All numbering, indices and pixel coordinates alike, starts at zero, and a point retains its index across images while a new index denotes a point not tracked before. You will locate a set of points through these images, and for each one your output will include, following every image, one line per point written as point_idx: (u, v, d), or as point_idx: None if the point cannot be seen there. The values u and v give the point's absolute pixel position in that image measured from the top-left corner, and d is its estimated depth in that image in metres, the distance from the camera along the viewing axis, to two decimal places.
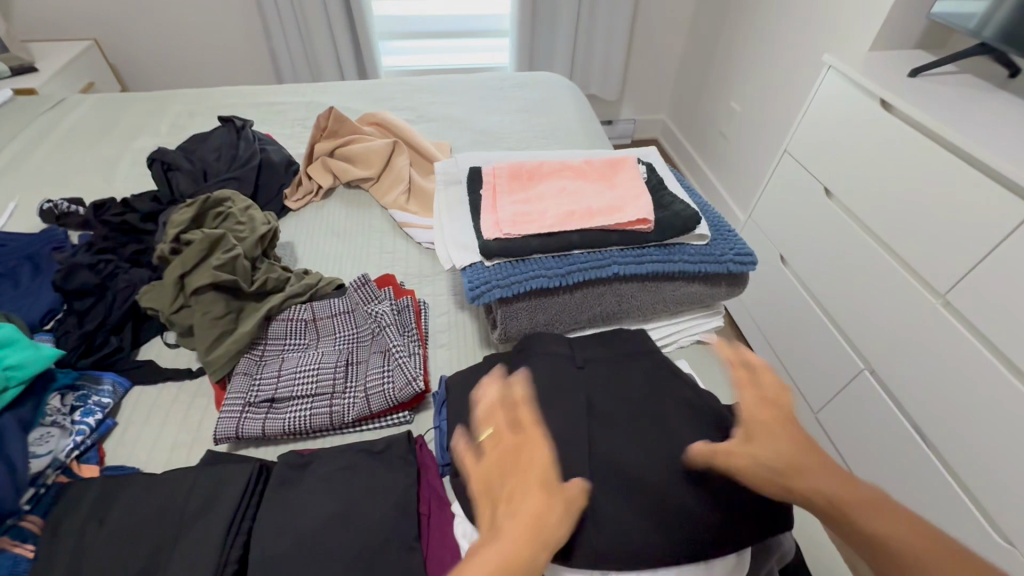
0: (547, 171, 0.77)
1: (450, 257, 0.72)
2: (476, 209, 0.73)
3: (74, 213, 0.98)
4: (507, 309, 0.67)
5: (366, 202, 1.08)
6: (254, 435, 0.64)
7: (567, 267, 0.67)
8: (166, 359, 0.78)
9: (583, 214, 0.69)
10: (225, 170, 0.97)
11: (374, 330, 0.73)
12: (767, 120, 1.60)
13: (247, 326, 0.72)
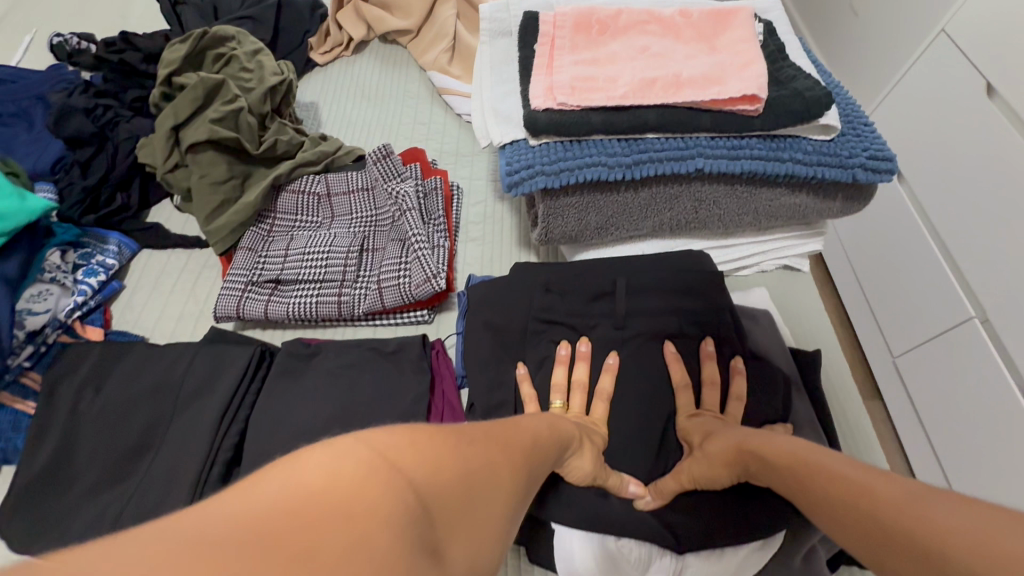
0: (626, 24, 0.57)
1: (489, 131, 0.57)
2: (526, 71, 0.57)
3: (84, 51, 0.88)
4: (553, 204, 0.54)
5: (403, 61, 0.91)
6: (256, 317, 0.58)
7: (636, 154, 0.51)
8: (178, 224, 0.71)
9: (667, 84, 0.51)
10: (240, 8, 0.82)
11: (394, 213, 0.62)
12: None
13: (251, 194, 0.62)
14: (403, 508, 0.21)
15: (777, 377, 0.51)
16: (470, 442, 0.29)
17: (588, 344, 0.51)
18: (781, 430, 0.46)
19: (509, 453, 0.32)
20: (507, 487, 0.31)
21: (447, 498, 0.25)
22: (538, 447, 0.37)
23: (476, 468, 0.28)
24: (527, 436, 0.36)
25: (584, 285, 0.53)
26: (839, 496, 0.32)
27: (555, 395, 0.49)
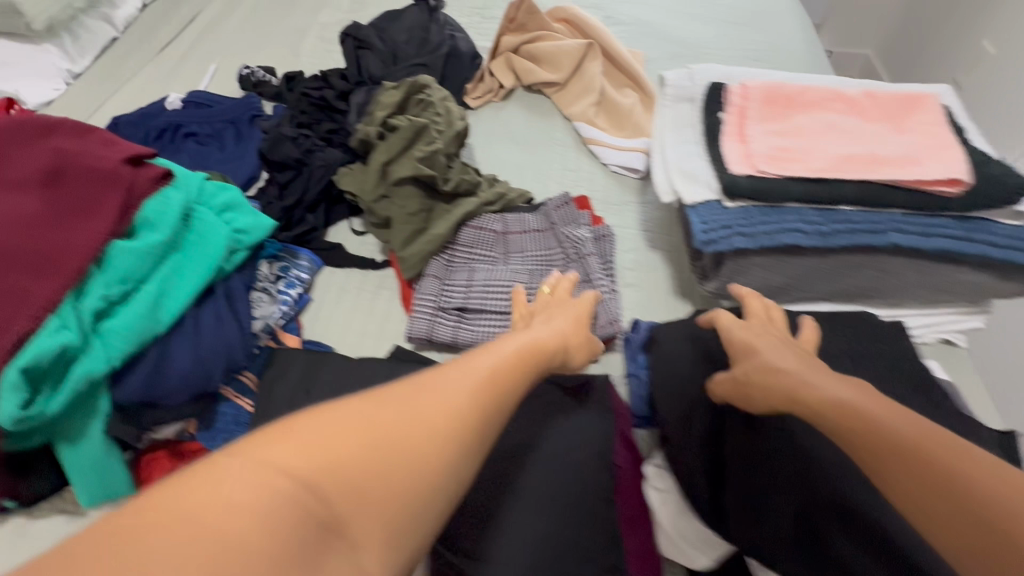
0: (811, 100, 0.61)
1: (677, 189, 0.61)
2: (715, 137, 0.61)
3: (267, 84, 0.99)
4: (742, 262, 0.57)
5: (547, 110, 0.98)
6: (445, 342, 0.63)
7: (833, 224, 0.55)
8: (355, 245, 0.78)
9: (865, 161, 0.55)
10: (415, 55, 0.91)
11: (571, 257, 0.67)
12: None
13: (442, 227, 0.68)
14: (279, 496, 0.26)
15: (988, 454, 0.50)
16: (405, 453, 0.30)
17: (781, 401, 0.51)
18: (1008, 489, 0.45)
19: (397, 401, 0.33)
20: (435, 461, 0.31)
21: (331, 462, 0.28)
22: (489, 409, 0.36)
23: (326, 414, 0.30)
24: (454, 393, 0.34)
25: None
26: (931, 477, 0.35)
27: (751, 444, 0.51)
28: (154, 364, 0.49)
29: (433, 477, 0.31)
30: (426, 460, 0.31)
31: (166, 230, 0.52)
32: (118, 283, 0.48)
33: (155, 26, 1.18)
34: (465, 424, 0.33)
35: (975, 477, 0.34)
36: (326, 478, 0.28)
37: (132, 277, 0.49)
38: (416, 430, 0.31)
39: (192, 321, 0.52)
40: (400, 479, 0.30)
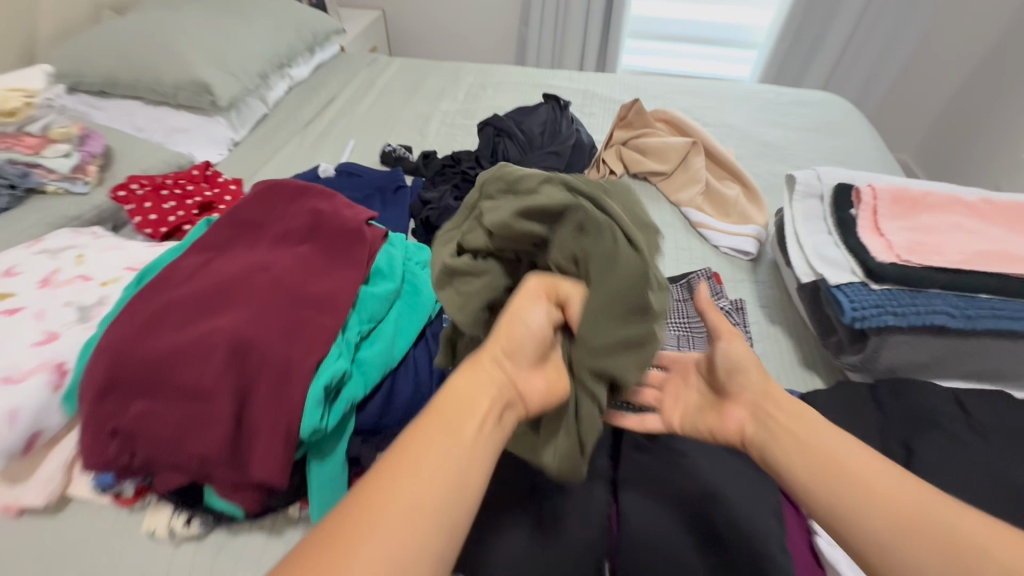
0: (934, 202, 0.71)
1: (818, 270, 0.70)
2: (851, 230, 0.70)
3: (406, 159, 1.12)
4: (888, 338, 0.63)
5: (654, 195, 1.10)
6: None
7: (977, 309, 0.61)
8: None
9: (998, 258, 0.63)
10: (547, 145, 1.04)
11: (716, 324, 0.73)
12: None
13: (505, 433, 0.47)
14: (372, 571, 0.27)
15: None
16: (414, 468, 0.31)
17: (969, 485, 0.52)
18: None
19: (430, 434, 0.33)
20: (455, 479, 0.32)
21: (397, 534, 0.29)
22: (494, 402, 0.37)
23: (384, 489, 0.30)
24: (450, 402, 0.36)
25: (932, 411, 0.58)
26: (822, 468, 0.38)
27: None
28: (385, 395, 0.55)
29: (437, 479, 0.31)
30: (431, 466, 0.32)
31: (395, 281, 0.61)
32: (366, 322, 0.56)
33: (299, 104, 1.35)
34: (469, 444, 0.34)
35: (858, 459, 0.38)
36: (345, 523, 0.29)
37: (375, 313, 0.57)
38: (429, 465, 0.32)
39: (412, 359, 0.58)
40: (410, 506, 0.30)
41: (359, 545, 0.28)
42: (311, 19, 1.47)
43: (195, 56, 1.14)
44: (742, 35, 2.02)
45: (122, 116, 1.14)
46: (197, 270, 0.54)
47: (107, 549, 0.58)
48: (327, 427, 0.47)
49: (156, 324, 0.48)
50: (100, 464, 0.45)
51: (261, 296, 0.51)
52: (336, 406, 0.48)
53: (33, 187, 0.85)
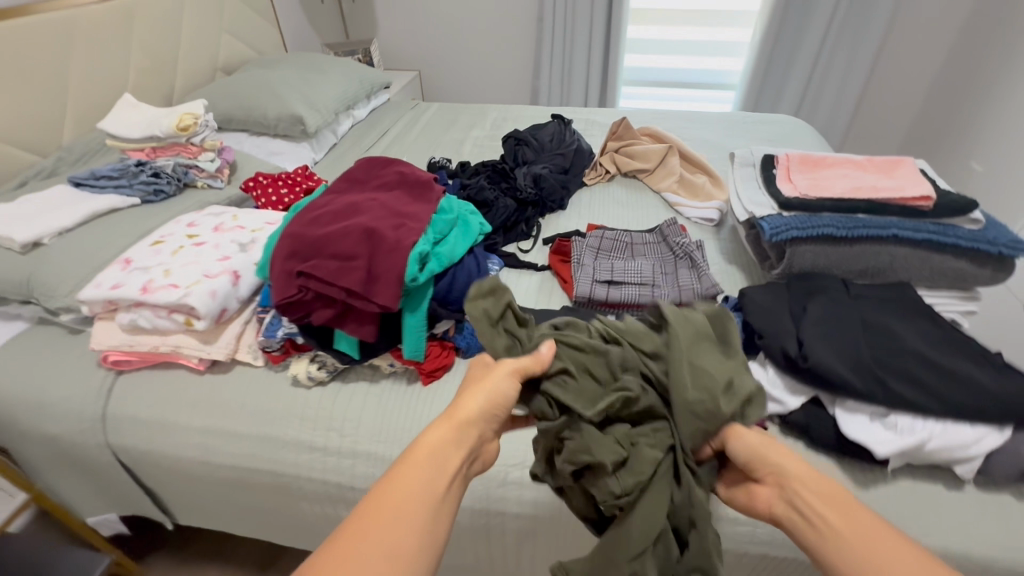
0: (830, 162, 1.00)
1: (749, 210, 0.98)
2: (771, 182, 0.99)
3: (448, 167, 1.46)
4: (795, 250, 0.89)
5: (641, 187, 1.40)
6: (602, 300, 0.95)
7: (854, 224, 0.87)
8: (520, 255, 1.14)
9: (869, 190, 0.91)
10: (556, 149, 1.37)
11: (680, 253, 1.00)
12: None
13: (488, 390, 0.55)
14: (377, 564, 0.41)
15: (976, 352, 0.71)
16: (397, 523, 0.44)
17: (842, 321, 0.75)
18: (991, 360, 0.69)
19: (396, 489, 0.46)
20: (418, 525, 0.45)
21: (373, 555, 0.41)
22: (450, 462, 0.49)
23: (360, 517, 0.44)
24: (413, 468, 0.48)
25: (824, 287, 0.83)
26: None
27: (826, 337, 0.73)
28: (450, 280, 0.84)
29: (409, 531, 0.44)
30: (394, 521, 0.44)
31: (454, 215, 0.90)
32: (437, 233, 0.85)
33: (361, 135, 1.72)
34: (433, 479, 0.48)
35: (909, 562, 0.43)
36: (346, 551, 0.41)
37: (443, 230, 0.86)
38: (411, 500, 0.46)
39: (466, 262, 0.87)
40: (392, 550, 0.42)
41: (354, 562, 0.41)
42: (369, 74, 1.88)
43: (291, 98, 1.52)
44: (719, 77, 2.40)
45: (233, 142, 1.51)
46: (330, 200, 0.85)
47: (262, 395, 0.86)
48: (419, 281, 0.75)
49: (313, 223, 0.79)
50: (283, 304, 0.74)
51: (373, 213, 0.81)
52: (423, 273, 0.77)
53: (189, 182, 1.19)
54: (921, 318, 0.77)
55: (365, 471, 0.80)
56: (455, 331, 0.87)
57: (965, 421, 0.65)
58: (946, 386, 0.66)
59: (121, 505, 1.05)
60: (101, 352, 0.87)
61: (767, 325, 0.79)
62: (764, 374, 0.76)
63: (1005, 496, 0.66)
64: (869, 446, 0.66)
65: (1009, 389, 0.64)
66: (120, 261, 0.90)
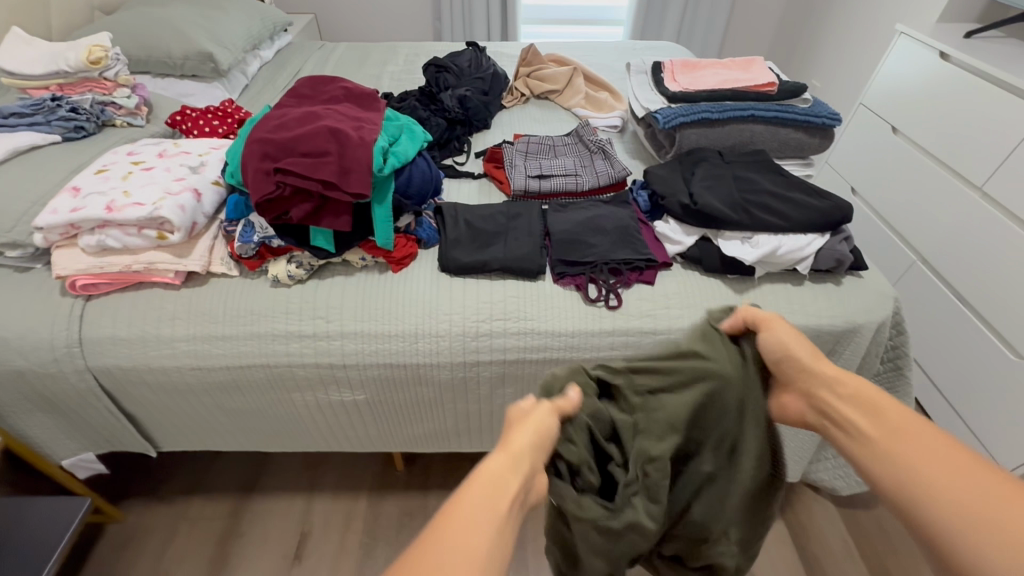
0: (703, 64, 1.24)
1: (645, 106, 1.19)
2: (660, 84, 1.21)
3: None
4: (683, 133, 1.11)
5: (553, 106, 1.57)
6: (535, 191, 1.11)
7: (723, 108, 1.11)
8: (457, 167, 1.26)
9: (733, 83, 1.16)
10: (475, 74, 1.49)
11: (594, 149, 1.20)
12: (850, 94, 2.00)
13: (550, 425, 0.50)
14: None
15: (808, 189, 0.98)
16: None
17: (718, 176, 1.00)
18: (814, 190, 0.96)
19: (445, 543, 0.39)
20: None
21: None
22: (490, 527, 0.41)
23: (422, 560, 0.38)
24: (496, 469, 0.44)
25: (705, 158, 1.07)
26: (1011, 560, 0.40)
27: (708, 188, 0.97)
28: (407, 176, 0.96)
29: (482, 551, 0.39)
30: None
31: (401, 121, 1.01)
32: (391, 136, 0.96)
33: (272, 75, 1.70)
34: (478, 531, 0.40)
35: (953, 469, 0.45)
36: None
37: (394, 134, 0.97)
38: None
39: (419, 162, 1.00)
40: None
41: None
42: (270, 13, 1.83)
43: (195, 35, 1.47)
44: (608, 12, 2.59)
45: None
46: (288, 111, 0.93)
47: (244, 298, 0.93)
48: (385, 173, 0.89)
49: (277, 130, 0.88)
50: (262, 201, 0.84)
51: (329, 118, 0.90)
52: (387, 166, 0.89)
53: (105, 120, 1.14)
54: (772, 171, 1.04)
55: (354, 348, 0.91)
56: (416, 225, 1.00)
57: (802, 231, 0.92)
58: (787, 208, 0.92)
59: (98, 442, 1.08)
60: (66, 279, 0.90)
61: (665, 188, 1.00)
62: (667, 226, 0.99)
63: (829, 285, 0.95)
64: (741, 257, 0.90)
65: (827, 205, 0.92)
66: (68, 190, 0.91)
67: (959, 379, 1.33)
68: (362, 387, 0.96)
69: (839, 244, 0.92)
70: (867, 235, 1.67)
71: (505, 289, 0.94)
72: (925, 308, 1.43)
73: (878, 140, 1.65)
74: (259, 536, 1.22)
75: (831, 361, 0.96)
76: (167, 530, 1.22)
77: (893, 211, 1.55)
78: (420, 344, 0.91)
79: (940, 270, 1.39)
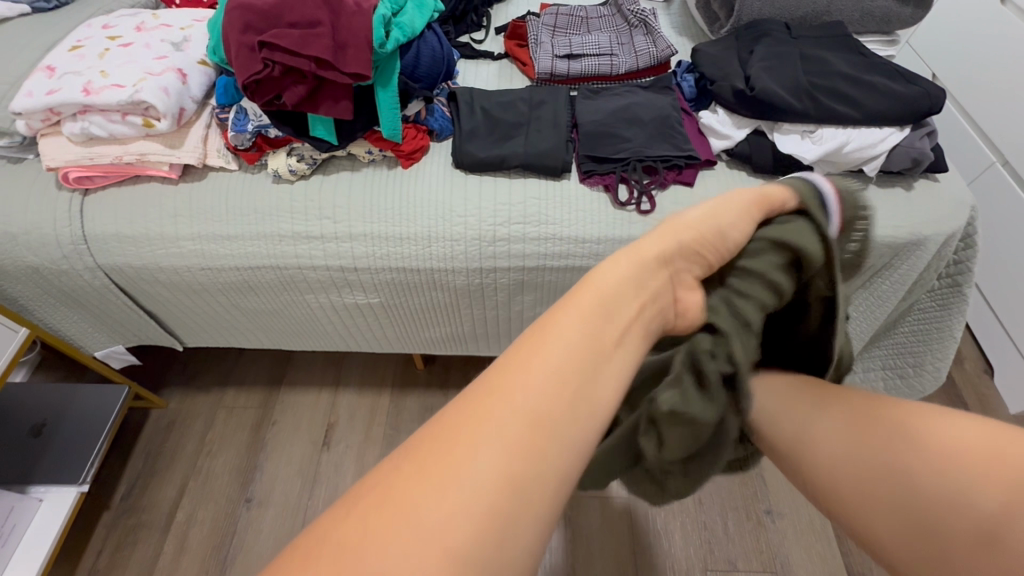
0: None
1: None
2: None
3: None
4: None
5: None
6: (563, 74, 0.96)
7: None
8: (474, 45, 1.10)
9: None
10: None
11: (635, 23, 1.02)
12: None
13: (732, 208, 0.45)
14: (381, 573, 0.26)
15: (893, 71, 0.81)
16: (465, 438, 0.30)
17: (782, 55, 0.84)
18: (898, 74, 0.80)
19: (518, 379, 0.32)
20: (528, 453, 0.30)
21: (403, 482, 0.29)
22: (580, 356, 0.34)
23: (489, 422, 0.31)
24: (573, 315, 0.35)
25: (769, 32, 0.89)
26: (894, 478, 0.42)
27: (769, 70, 0.82)
28: (414, 54, 0.83)
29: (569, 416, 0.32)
30: (489, 439, 0.30)
31: None
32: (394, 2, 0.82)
33: None
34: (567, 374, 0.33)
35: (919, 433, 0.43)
36: (442, 447, 0.30)
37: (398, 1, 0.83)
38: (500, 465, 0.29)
39: (429, 36, 0.86)
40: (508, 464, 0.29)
41: (401, 493, 0.28)
42: None
43: None
44: None
45: None
46: None
47: (245, 194, 0.87)
48: (388, 49, 0.77)
49: None
50: (249, 82, 0.74)
51: None
52: (390, 41, 0.77)
53: None
54: (849, 50, 0.86)
55: (365, 252, 0.86)
56: (426, 114, 0.89)
57: (876, 124, 0.78)
58: (862, 95, 0.78)
59: (125, 335, 1.10)
60: (58, 170, 0.85)
61: (716, 71, 0.85)
62: (715, 116, 0.85)
63: (897, 189, 0.83)
64: (799, 154, 0.78)
65: (915, 93, 0.77)
66: (42, 69, 0.82)
67: (1016, 298, 1.22)
68: (376, 290, 0.92)
69: (920, 140, 0.79)
70: (943, 132, 1.45)
71: (523, 189, 0.85)
72: (994, 219, 1.28)
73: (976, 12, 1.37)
74: (291, 424, 1.28)
75: (882, 275, 0.87)
76: (206, 417, 1.30)
77: (977, 103, 1.33)
78: (433, 249, 0.85)
79: (1019, 173, 1.22)
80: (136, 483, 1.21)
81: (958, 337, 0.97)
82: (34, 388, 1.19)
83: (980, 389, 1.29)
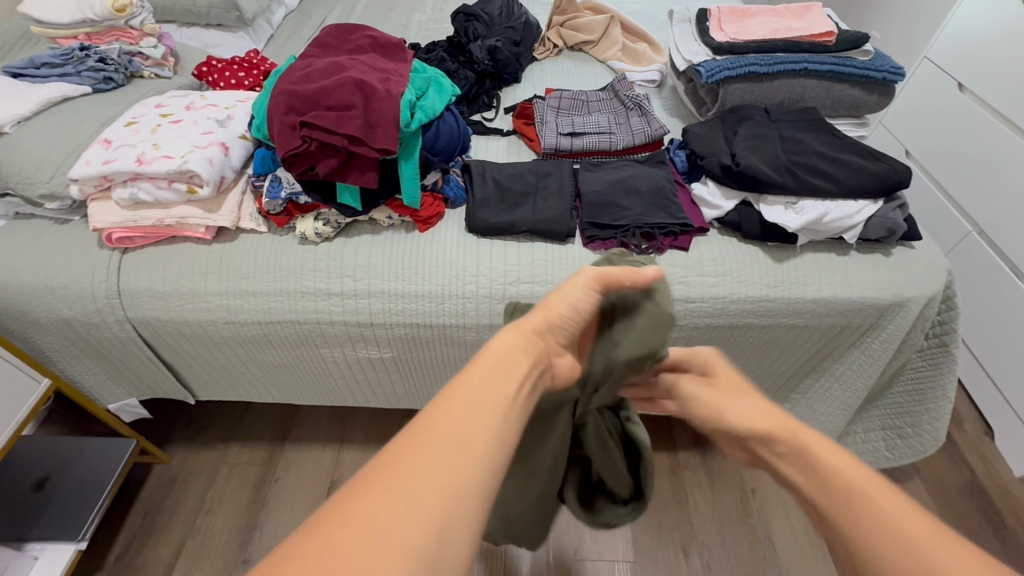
0: (756, 12, 1.15)
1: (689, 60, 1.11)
2: (704, 34, 1.13)
3: None
4: (727, 88, 1.04)
5: (588, 59, 1.45)
6: (566, 149, 1.06)
7: (773, 61, 1.03)
8: (485, 123, 1.21)
9: (785, 32, 1.09)
10: (505, 23, 1.39)
11: (631, 106, 1.13)
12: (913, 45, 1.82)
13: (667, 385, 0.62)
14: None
15: (865, 150, 0.91)
16: (414, 483, 0.31)
17: (763, 135, 0.93)
18: (869, 153, 0.90)
19: (445, 437, 0.33)
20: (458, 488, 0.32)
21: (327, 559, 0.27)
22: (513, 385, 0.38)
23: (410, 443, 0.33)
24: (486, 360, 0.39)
25: (751, 116, 1.00)
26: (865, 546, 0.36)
27: (752, 147, 0.91)
28: (434, 132, 0.93)
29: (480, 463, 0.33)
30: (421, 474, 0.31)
31: (428, 73, 0.98)
32: (417, 88, 0.93)
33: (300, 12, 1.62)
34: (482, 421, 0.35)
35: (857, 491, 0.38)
36: (365, 514, 0.29)
37: (421, 87, 0.94)
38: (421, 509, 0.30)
39: (447, 116, 0.97)
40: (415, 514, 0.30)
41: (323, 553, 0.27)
42: None
43: None
44: None
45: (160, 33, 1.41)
46: (313, 62, 0.91)
47: (272, 253, 0.93)
48: (412, 128, 0.86)
49: (303, 82, 0.86)
50: (288, 155, 0.83)
51: (355, 70, 0.88)
52: (414, 121, 0.87)
53: (134, 72, 1.14)
54: (823, 131, 0.97)
55: (382, 307, 0.91)
56: (442, 184, 0.98)
57: (851, 197, 0.86)
58: (837, 170, 0.86)
59: (139, 389, 1.12)
60: (103, 231, 0.92)
61: (705, 148, 0.95)
62: (706, 188, 0.94)
63: (876, 256, 0.89)
64: (783, 222, 0.85)
65: (885, 170, 0.85)
66: (100, 141, 0.92)
67: (1007, 360, 1.25)
68: (389, 345, 0.97)
69: (894, 210, 0.87)
70: (921, 201, 1.55)
71: (531, 252, 0.92)
72: (976, 283, 1.34)
73: (941, 96, 1.51)
74: (293, 481, 1.28)
75: (871, 335, 0.92)
76: (209, 473, 1.29)
77: (951, 176, 1.44)
78: (445, 306, 0.90)
79: (996, 242, 1.29)
80: (132, 541, 1.19)
81: (950, 397, 0.99)
82: (43, 440, 1.20)
83: (983, 451, 1.29)
